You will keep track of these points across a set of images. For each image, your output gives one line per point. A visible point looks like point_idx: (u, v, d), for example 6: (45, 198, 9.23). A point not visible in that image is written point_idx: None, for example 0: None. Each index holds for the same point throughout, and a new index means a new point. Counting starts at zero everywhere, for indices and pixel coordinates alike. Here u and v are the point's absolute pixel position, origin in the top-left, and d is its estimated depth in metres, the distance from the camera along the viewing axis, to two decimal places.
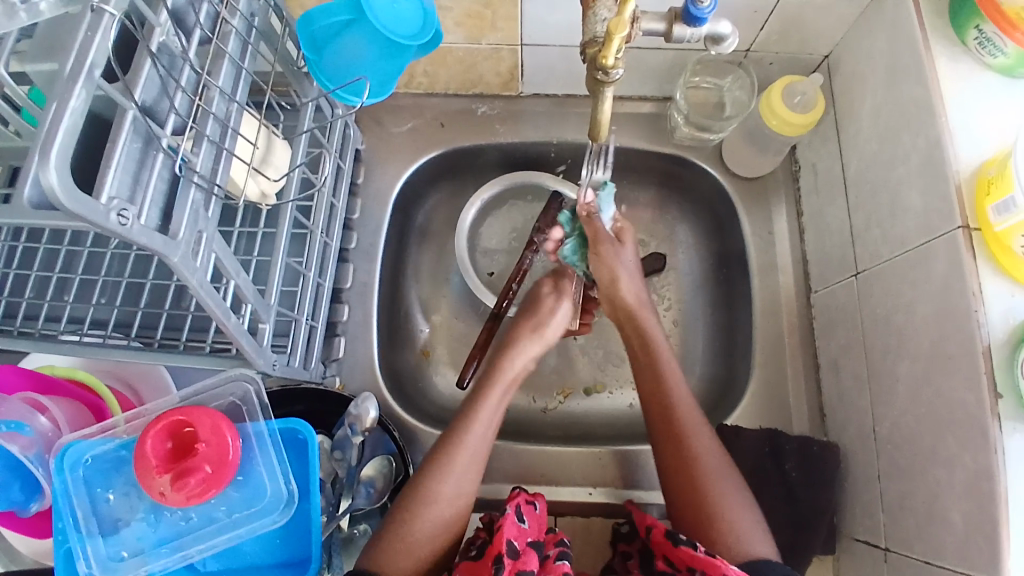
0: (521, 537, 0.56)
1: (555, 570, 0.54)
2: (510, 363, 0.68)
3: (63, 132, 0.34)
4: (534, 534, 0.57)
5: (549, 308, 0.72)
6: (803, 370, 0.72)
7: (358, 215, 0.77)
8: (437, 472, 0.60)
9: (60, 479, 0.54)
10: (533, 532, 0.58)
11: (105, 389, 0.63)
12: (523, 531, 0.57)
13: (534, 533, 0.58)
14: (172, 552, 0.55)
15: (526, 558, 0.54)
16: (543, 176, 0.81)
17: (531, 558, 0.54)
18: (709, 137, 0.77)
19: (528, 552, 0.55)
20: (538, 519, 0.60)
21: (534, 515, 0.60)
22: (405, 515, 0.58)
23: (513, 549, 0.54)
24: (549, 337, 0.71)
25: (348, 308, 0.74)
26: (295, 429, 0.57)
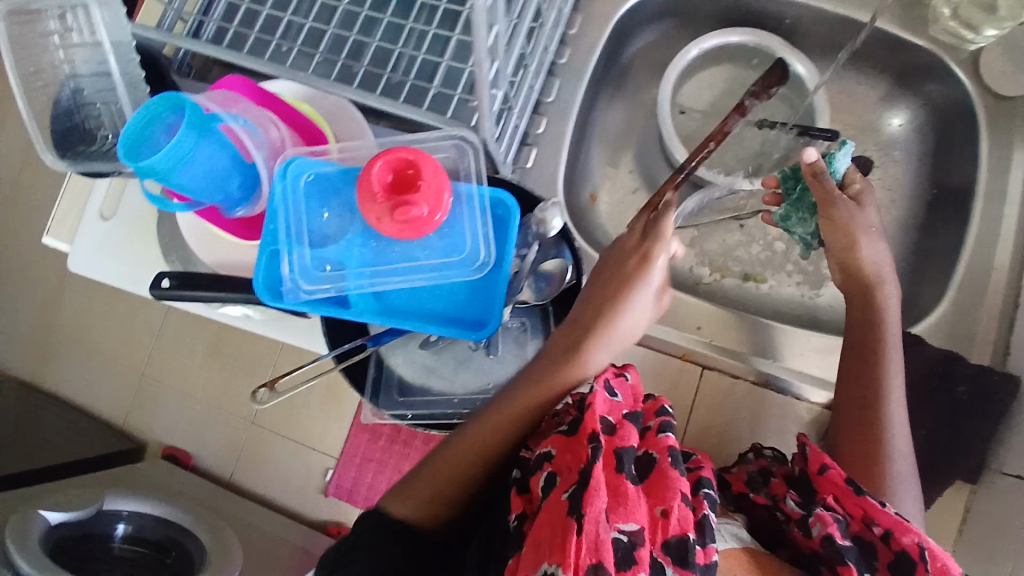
0: (614, 412, 0.51)
1: (658, 444, 0.49)
2: (594, 345, 0.56)
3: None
4: (628, 408, 0.52)
5: (637, 297, 0.56)
6: (999, 307, 0.68)
7: (575, 31, 0.75)
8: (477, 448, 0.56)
9: (283, 185, 0.60)
10: (627, 405, 0.52)
11: (325, 125, 0.66)
12: (616, 404, 0.52)
13: (629, 406, 0.52)
14: (369, 278, 0.60)
15: (625, 433, 0.49)
16: (773, 39, 0.75)
17: (630, 435, 0.49)
18: (966, 37, 0.70)
19: (627, 426, 0.49)
20: (631, 390, 0.54)
21: (625, 387, 0.54)
22: (438, 484, 0.56)
23: (607, 426, 0.49)
24: (614, 344, 0.57)
25: (546, 122, 0.74)
26: (500, 203, 0.61)
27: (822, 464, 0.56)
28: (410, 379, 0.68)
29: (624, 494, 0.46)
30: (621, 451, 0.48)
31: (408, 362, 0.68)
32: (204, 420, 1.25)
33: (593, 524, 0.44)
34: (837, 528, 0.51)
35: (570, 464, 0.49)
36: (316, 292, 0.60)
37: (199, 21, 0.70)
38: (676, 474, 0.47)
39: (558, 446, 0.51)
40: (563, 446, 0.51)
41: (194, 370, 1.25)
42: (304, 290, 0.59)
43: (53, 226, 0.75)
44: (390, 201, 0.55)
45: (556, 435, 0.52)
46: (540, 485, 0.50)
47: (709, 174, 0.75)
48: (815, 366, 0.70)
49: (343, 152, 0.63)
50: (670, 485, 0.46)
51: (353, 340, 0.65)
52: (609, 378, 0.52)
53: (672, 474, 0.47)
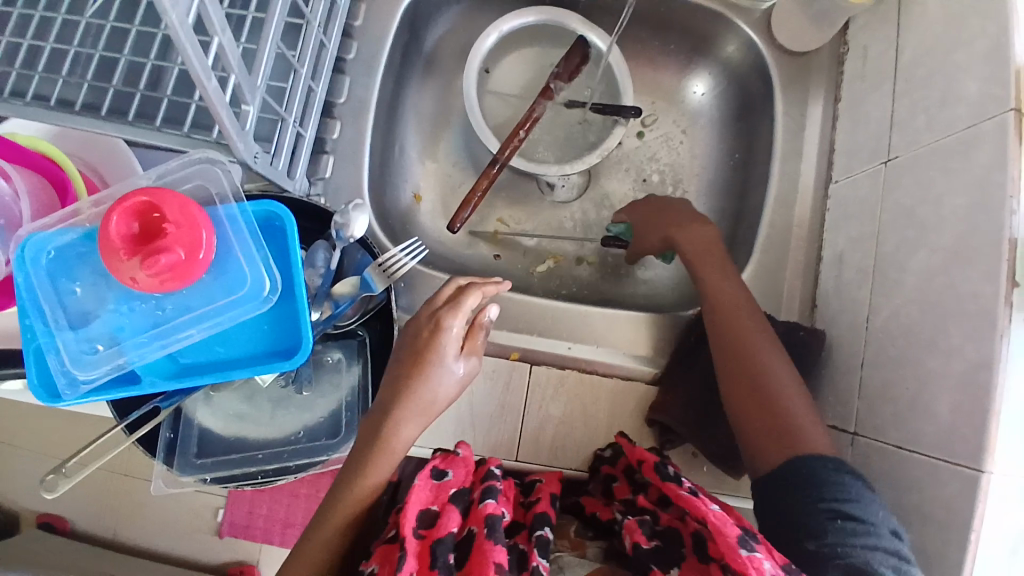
0: (438, 497, 0.50)
1: (478, 517, 0.48)
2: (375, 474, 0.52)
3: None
4: (456, 485, 0.51)
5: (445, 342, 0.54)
6: (803, 262, 0.70)
7: (361, 22, 0.68)
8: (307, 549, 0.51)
9: (24, 274, 0.52)
10: (455, 483, 0.51)
11: (69, 165, 0.59)
12: (443, 485, 0.51)
13: (459, 482, 0.52)
14: (152, 342, 0.52)
15: (442, 522, 0.47)
16: (570, 16, 0.73)
17: (449, 522, 0.48)
18: None
19: (446, 513, 0.48)
20: (463, 464, 0.53)
21: (457, 464, 0.54)
22: None
23: (425, 520, 0.48)
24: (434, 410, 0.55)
25: (340, 125, 0.68)
26: (272, 215, 0.55)
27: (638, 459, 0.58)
28: (220, 432, 0.63)
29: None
30: (439, 541, 0.46)
31: (213, 412, 0.63)
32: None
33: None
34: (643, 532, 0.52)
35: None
36: (98, 376, 0.53)
37: None
38: (490, 547, 0.46)
39: (380, 558, 0.48)
40: (384, 556, 0.48)
41: None
42: (82, 378, 0.53)
43: None
44: (139, 254, 0.48)
45: (381, 549, 0.50)
46: None
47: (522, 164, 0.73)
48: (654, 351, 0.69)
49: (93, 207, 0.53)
50: (484, 560, 0.45)
51: (144, 404, 0.60)
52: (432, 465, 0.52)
53: (489, 550, 0.46)
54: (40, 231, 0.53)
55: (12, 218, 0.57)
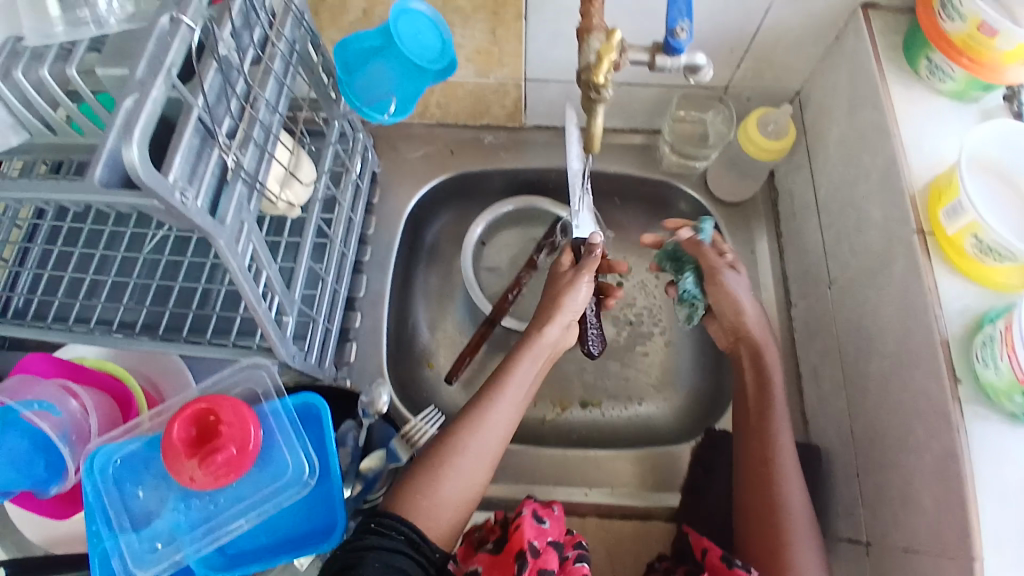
0: (541, 536, 0.61)
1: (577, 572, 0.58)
2: (517, 374, 0.66)
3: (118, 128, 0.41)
4: (552, 533, 0.62)
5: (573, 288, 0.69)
6: (786, 379, 0.77)
7: (373, 230, 0.83)
8: (466, 430, 0.63)
9: (92, 483, 0.58)
10: (552, 532, 0.62)
11: (133, 380, 0.67)
12: (543, 530, 0.62)
13: (555, 534, 0.62)
14: (205, 535, 0.59)
15: (547, 556, 0.59)
16: (542, 201, 0.89)
17: (551, 558, 0.59)
18: (696, 164, 0.83)
19: (548, 550, 0.59)
20: (559, 521, 0.64)
21: (554, 517, 0.64)
22: (424, 490, 0.60)
23: (534, 549, 0.60)
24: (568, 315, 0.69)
25: (360, 315, 0.79)
26: (309, 404, 0.63)
27: (702, 547, 0.63)
28: None
29: None
30: (545, 569, 0.58)
31: None
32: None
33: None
34: None
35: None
36: (156, 573, 0.58)
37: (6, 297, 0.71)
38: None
39: (484, 562, 0.61)
40: (490, 561, 0.61)
41: None
42: None
43: None
44: (197, 455, 0.56)
45: (484, 557, 0.62)
46: None
47: (513, 324, 0.85)
48: (661, 487, 0.76)
49: (154, 416, 0.63)
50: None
51: None
52: (536, 507, 0.63)
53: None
54: (107, 442, 0.60)
55: (82, 434, 0.62)
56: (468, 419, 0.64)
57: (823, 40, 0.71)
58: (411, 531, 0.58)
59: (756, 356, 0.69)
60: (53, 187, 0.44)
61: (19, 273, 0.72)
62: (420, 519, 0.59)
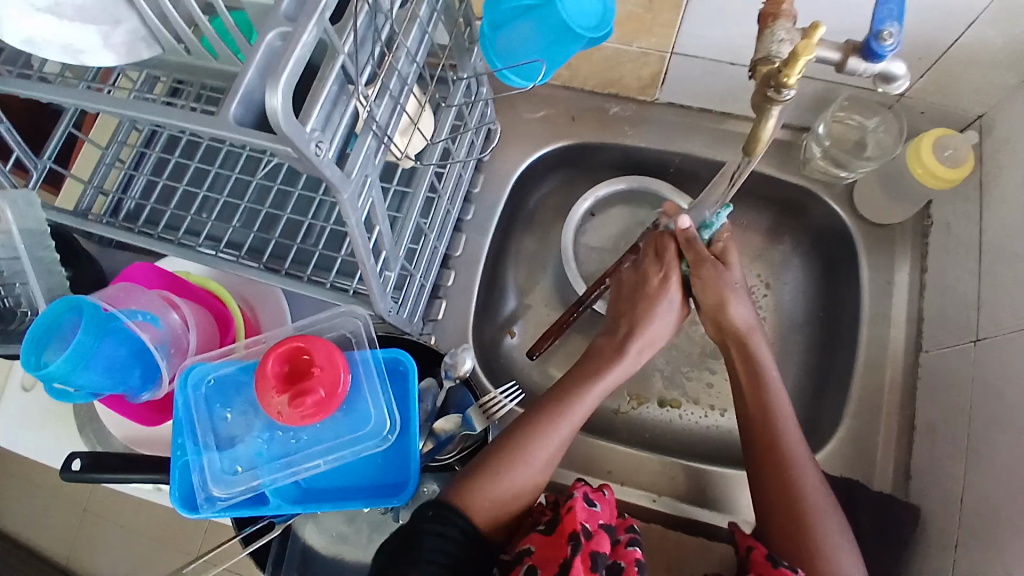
0: (593, 519, 0.56)
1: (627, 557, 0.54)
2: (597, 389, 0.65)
3: (257, 65, 0.40)
4: (604, 517, 0.57)
5: (663, 298, 0.67)
6: (896, 428, 0.70)
7: (479, 190, 0.80)
8: (541, 434, 0.62)
9: (184, 396, 0.60)
10: (604, 517, 0.57)
11: (232, 302, 0.70)
12: (595, 514, 0.57)
13: (606, 517, 0.58)
14: (283, 468, 0.59)
15: (600, 539, 0.54)
16: (660, 185, 0.82)
17: (604, 541, 0.54)
18: (842, 175, 0.74)
19: (601, 534, 0.54)
20: (611, 507, 0.59)
21: (605, 502, 0.60)
22: (488, 488, 0.59)
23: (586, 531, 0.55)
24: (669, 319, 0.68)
25: (454, 275, 0.78)
26: (397, 360, 0.63)
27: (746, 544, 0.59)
28: (322, 550, 0.68)
29: None
30: (596, 552, 0.53)
31: (319, 530, 0.69)
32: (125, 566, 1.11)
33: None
34: None
35: (547, 559, 0.54)
36: (232, 495, 0.59)
37: (118, 199, 0.76)
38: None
39: (536, 543, 0.56)
40: (540, 542, 0.56)
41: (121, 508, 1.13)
42: (219, 495, 0.59)
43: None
44: (288, 393, 0.56)
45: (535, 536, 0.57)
46: None
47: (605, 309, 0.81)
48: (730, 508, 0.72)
49: (250, 347, 0.64)
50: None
51: (261, 519, 0.64)
52: (588, 490, 0.59)
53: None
54: (203, 361, 0.63)
55: (180, 347, 0.65)
56: (543, 422, 0.63)
57: None
58: (465, 524, 0.56)
59: (755, 373, 0.65)
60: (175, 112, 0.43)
61: (133, 177, 0.77)
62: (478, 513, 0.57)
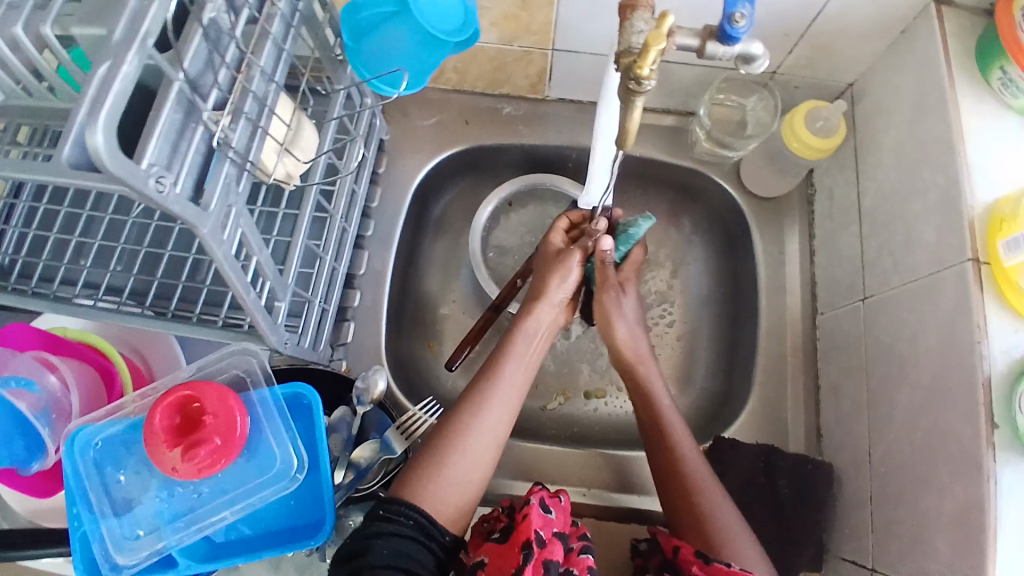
0: (547, 527, 0.56)
1: (580, 563, 0.55)
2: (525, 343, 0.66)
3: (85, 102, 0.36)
4: (558, 526, 0.57)
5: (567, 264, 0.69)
6: (803, 392, 0.73)
7: (377, 203, 0.78)
8: (473, 407, 0.61)
9: (71, 463, 0.55)
10: (559, 522, 0.58)
11: (115, 353, 0.64)
12: (548, 520, 0.57)
13: (561, 524, 0.58)
14: (187, 525, 0.56)
15: (553, 547, 0.54)
16: (561, 179, 0.82)
17: (557, 549, 0.55)
18: (729, 154, 0.77)
19: (555, 542, 0.55)
20: (565, 511, 0.59)
21: (558, 506, 0.60)
22: (433, 467, 0.58)
23: (541, 538, 0.55)
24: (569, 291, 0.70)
25: (360, 294, 0.75)
26: (299, 394, 0.60)
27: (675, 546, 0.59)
28: None
29: None
30: (549, 561, 0.53)
31: None
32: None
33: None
34: None
35: (499, 568, 0.54)
36: (136, 560, 0.55)
37: None
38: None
39: (490, 553, 0.55)
40: (493, 553, 0.55)
41: None
42: (122, 563, 0.55)
43: None
44: (180, 445, 0.53)
45: (488, 545, 0.56)
46: None
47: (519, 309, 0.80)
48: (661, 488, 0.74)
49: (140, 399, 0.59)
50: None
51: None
52: (544, 495, 0.58)
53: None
54: (88, 423, 0.57)
55: (63, 411, 0.60)
56: (476, 395, 0.62)
57: (888, 31, 0.65)
58: (420, 516, 0.55)
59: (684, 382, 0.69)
60: (15, 163, 0.40)
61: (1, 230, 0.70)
62: (428, 499, 0.56)
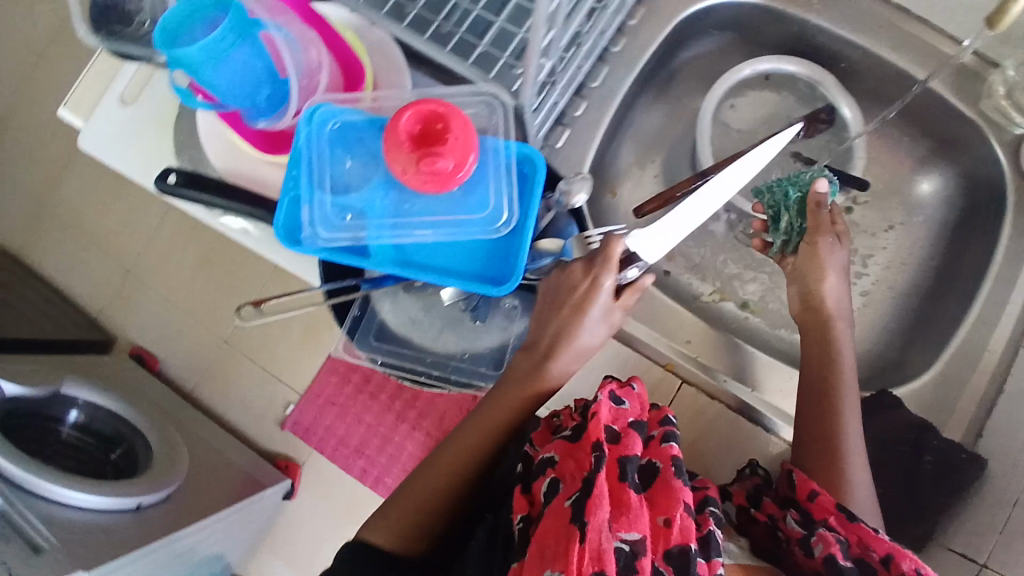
0: (619, 419, 0.55)
1: (662, 454, 0.53)
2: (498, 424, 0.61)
3: None
4: (633, 416, 0.55)
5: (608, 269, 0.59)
6: (983, 389, 0.68)
7: (636, 23, 0.72)
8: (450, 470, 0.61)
9: (307, 128, 0.58)
10: (634, 413, 0.56)
11: (365, 56, 0.63)
12: (622, 412, 0.56)
13: (635, 413, 0.56)
14: (390, 229, 0.58)
15: (629, 442, 0.52)
16: (827, 77, 0.76)
17: (634, 443, 0.52)
18: (1018, 120, 0.68)
19: (631, 434, 0.53)
20: (639, 400, 0.57)
21: (633, 396, 0.58)
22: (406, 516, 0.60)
23: (613, 434, 0.53)
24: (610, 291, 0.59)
25: (585, 106, 0.71)
26: (527, 160, 0.60)
27: (812, 491, 0.58)
28: (395, 328, 0.70)
29: (627, 502, 0.49)
30: (625, 459, 0.51)
31: (395, 310, 0.69)
32: (254, 388, 1.24)
33: (596, 531, 0.46)
34: (839, 549, 0.53)
35: (572, 472, 0.52)
36: (336, 240, 0.58)
37: None
38: (677, 485, 0.50)
39: (561, 452, 0.55)
40: (566, 452, 0.54)
41: (178, 274, 1.27)
42: (323, 236, 0.58)
43: (73, 96, 0.74)
44: (418, 153, 0.54)
45: (559, 443, 0.56)
46: (544, 490, 0.53)
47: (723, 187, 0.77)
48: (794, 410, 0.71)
49: (379, 99, 0.61)
50: (671, 496, 0.50)
51: (347, 280, 0.66)
52: (612, 389, 0.56)
53: (675, 485, 0.50)
54: (331, 102, 0.59)
55: (311, 84, 0.60)
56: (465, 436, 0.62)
57: None
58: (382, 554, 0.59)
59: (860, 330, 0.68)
60: None
61: None
62: (401, 543, 0.59)
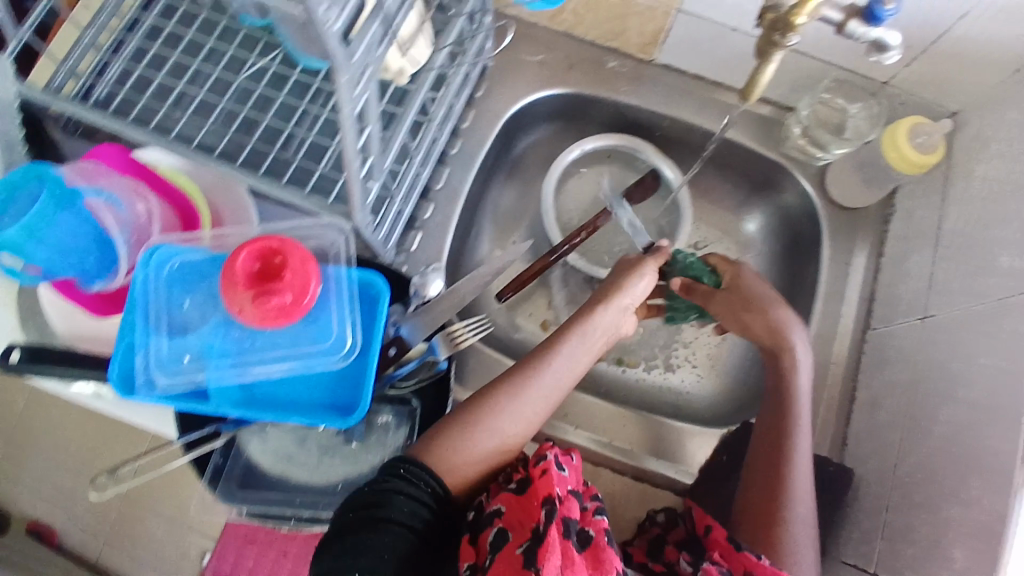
0: (564, 484, 0.56)
1: (596, 523, 0.55)
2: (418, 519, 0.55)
3: None
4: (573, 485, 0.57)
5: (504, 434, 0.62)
6: (837, 399, 0.74)
7: (468, 124, 0.78)
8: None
9: (144, 273, 0.58)
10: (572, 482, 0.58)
11: (201, 201, 0.65)
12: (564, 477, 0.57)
13: (573, 483, 0.58)
14: (232, 366, 0.58)
15: (572, 506, 0.54)
16: (645, 147, 0.83)
17: (574, 507, 0.54)
18: (819, 155, 0.78)
19: (572, 500, 0.55)
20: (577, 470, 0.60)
21: (573, 467, 0.60)
22: None
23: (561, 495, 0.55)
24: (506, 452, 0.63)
25: (433, 208, 0.76)
26: (370, 284, 0.62)
27: (706, 525, 0.61)
28: (266, 467, 0.66)
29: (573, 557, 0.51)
30: (569, 519, 0.53)
31: (264, 448, 0.66)
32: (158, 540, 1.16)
33: None
34: None
35: (523, 522, 0.54)
36: (173, 385, 0.57)
37: (90, 83, 0.69)
38: (609, 555, 0.53)
39: (509, 503, 0.56)
40: (515, 503, 0.55)
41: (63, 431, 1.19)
42: (159, 382, 0.57)
43: None
44: (253, 290, 0.54)
45: (506, 495, 0.57)
46: (490, 538, 0.54)
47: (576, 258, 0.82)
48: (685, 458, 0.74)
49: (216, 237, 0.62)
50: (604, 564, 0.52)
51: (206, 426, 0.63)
52: (558, 453, 0.58)
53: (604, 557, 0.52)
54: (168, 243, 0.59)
55: (142, 236, 0.61)
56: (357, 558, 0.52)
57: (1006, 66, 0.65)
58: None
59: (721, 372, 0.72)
60: None
61: (109, 63, 0.70)
62: None
